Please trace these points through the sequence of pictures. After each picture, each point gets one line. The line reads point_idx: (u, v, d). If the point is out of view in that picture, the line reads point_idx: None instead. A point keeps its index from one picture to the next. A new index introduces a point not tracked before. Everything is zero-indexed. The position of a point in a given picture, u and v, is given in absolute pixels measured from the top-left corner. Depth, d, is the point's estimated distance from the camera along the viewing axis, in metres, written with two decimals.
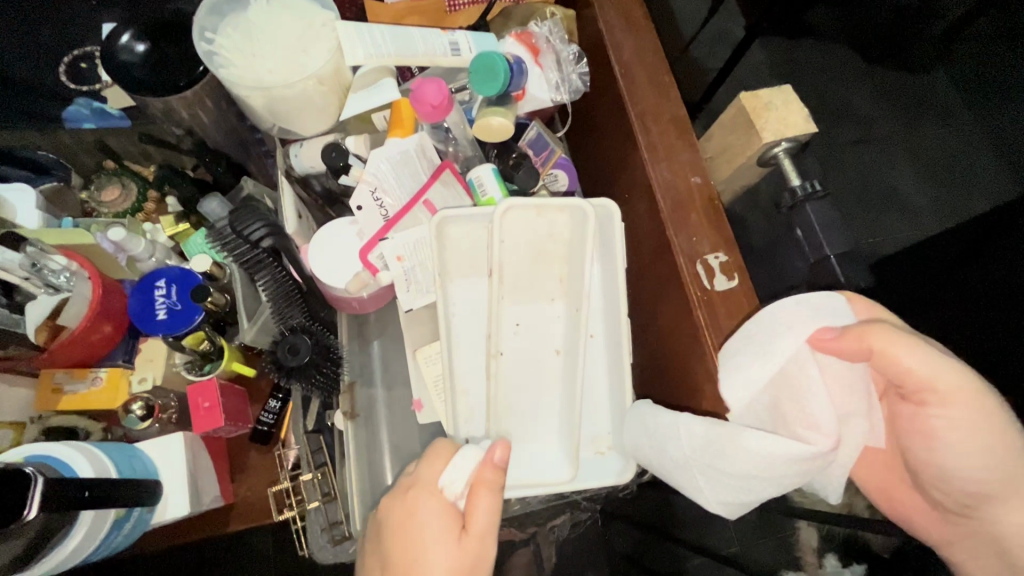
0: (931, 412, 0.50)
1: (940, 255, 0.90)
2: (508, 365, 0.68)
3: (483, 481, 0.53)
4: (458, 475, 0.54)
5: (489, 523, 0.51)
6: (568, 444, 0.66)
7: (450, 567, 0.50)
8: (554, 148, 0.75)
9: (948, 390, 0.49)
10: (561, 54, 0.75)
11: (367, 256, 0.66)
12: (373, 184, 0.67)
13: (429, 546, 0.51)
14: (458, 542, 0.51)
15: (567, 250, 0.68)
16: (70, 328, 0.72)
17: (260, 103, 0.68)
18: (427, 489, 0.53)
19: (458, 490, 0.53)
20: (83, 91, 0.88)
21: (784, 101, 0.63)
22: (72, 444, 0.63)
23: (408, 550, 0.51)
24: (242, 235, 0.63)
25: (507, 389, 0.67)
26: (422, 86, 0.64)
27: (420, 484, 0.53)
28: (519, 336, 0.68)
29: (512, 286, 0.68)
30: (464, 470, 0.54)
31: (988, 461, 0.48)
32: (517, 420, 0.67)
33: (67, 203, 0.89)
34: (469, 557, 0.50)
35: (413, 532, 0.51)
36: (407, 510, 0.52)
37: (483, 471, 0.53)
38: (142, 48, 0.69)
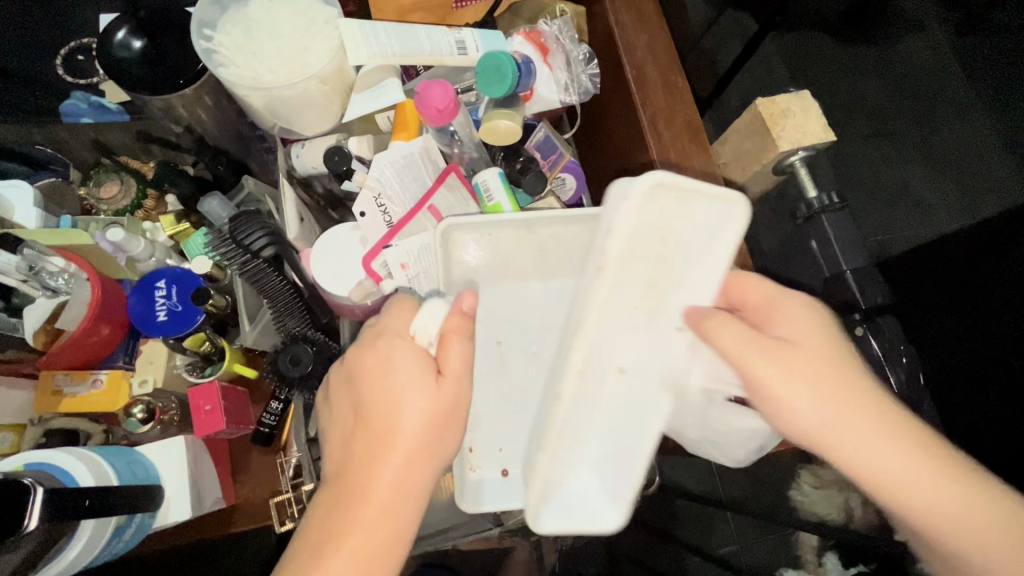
0: (768, 386, 0.47)
1: (950, 261, 0.88)
2: (574, 396, 0.54)
3: (453, 328, 0.51)
4: (431, 321, 0.51)
5: (463, 367, 0.50)
6: (615, 495, 0.58)
7: (426, 406, 0.49)
8: (563, 152, 0.73)
9: (750, 366, 0.48)
10: (570, 54, 0.73)
11: (371, 264, 0.65)
12: (376, 189, 0.65)
13: (402, 388, 0.49)
14: (433, 385, 0.49)
15: (689, 253, 0.52)
16: (69, 331, 0.71)
17: (260, 103, 0.66)
18: (397, 334, 0.51)
19: (429, 335, 0.51)
20: (82, 85, 0.86)
21: (802, 108, 0.61)
22: (70, 450, 0.62)
23: (380, 389, 0.50)
24: (242, 243, 0.61)
25: (563, 424, 0.56)
26: (427, 88, 0.62)
27: (388, 330, 0.52)
28: (595, 364, 0.54)
29: (611, 281, 0.51)
30: (434, 316, 0.52)
31: (837, 430, 0.46)
32: (565, 459, 0.58)
33: (66, 198, 0.87)
34: (447, 400, 0.50)
35: (386, 372, 0.50)
36: (376, 353, 0.51)
37: (452, 319, 0.51)
38: (139, 43, 0.67)
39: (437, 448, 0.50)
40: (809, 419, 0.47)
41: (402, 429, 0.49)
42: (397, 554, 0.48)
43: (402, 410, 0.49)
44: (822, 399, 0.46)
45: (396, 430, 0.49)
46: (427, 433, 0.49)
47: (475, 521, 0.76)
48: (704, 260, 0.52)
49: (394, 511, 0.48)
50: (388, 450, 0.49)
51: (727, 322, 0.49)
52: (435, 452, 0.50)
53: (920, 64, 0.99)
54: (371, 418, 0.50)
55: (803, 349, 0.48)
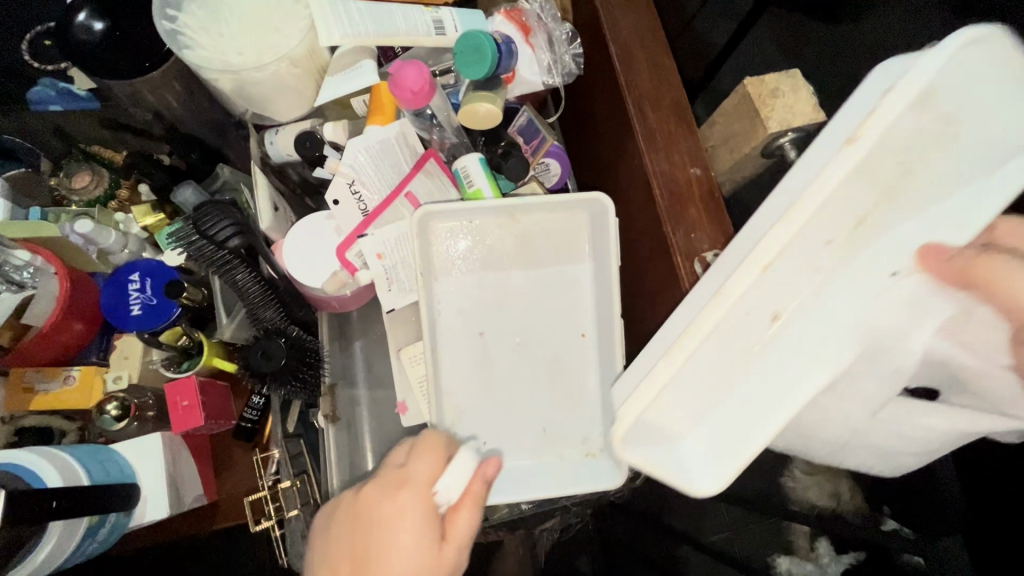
0: None
1: None
2: (762, 292, 0.41)
3: (470, 494, 0.48)
4: (454, 482, 0.47)
5: (468, 538, 0.47)
6: (722, 458, 0.46)
7: (416, 572, 0.44)
8: (546, 136, 0.70)
9: None
10: (553, 34, 0.70)
11: (345, 254, 0.63)
12: (350, 176, 0.63)
13: (402, 549, 0.44)
14: (437, 553, 0.45)
15: (941, 175, 0.44)
16: (37, 326, 0.69)
17: (229, 87, 0.63)
18: (416, 488, 0.46)
19: (450, 494, 0.47)
20: (47, 72, 0.79)
21: (792, 87, 0.59)
22: (38, 451, 0.60)
23: (380, 546, 0.45)
24: (208, 234, 0.60)
25: (721, 338, 0.42)
26: (401, 69, 0.59)
27: (415, 480, 0.47)
28: (807, 260, 0.42)
29: (880, 161, 0.38)
30: (460, 474, 0.48)
31: None
32: (697, 382, 0.44)
33: (36, 188, 0.83)
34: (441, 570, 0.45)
35: (395, 531, 0.45)
36: (389, 505, 0.46)
37: (473, 485, 0.48)
38: (100, 26, 0.62)
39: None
40: None
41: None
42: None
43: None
44: None
45: None
46: None
47: None
48: (934, 196, 0.45)
49: None
50: None
51: (1006, 262, 0.43)
52: None
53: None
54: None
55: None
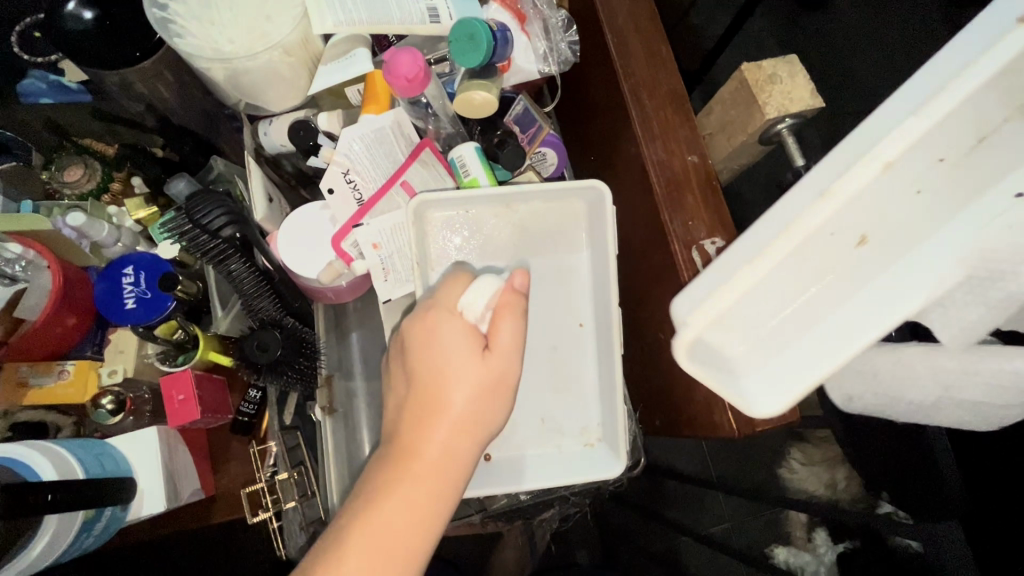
0: None
1: None
2: (867, 193, 0.39)
3: (505, 305, 0.48)
4: (478, 298, 0.49)
5: (513, 345, 0.48)
6: (790, 377, 0.44)
7: (475, 383, 0.46)
8: (542, 124, 0.69)
9: None
10: (548, 21, 0.70)
11: (340, 244, 0.62)
12: (345, 165, 0.62)
13: (454, 359, 0.47)
14: (481, 362, 0.47)
15: None
16: (30, 321, 0.68)
17: (220, 75, 0.62)
18: (450, 309, 0.49)
19: (480, 311, 0.49)
20: (38, 63, 0.79)
21: (789, 73, 0.58)
22: (32, 445, 0.60)
23: (424, 362, 0.47)
24: (200, 223, 0.59)
25: (806, 246, 0.40)
26: (396, 56, 0.58)
27: (441, 302, 0.49)
28: (911, 172, 0.40)
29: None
30: (485, 290, 0.49)
31: None
32: (766, 299, 0.43)
33: (27, 182, 0.81)
34: (494, 376, 0.47)
35: (435, 346, 0.47)
36: (424, 326, 0.48)
37: (504, 295, 0.49)
38: (89, 14, 0.61)
39: (480, 426, 0.47)
40: None
41: (447, 402, 0.46)
42: (421, 552, 0.44)
43: (449, 382, 0.46)
44: None
45: (449, 395, 0.46)
46: (477, 402, 0.47)
47: (457, 507, 0.75)
48: None
49: (443, 469, 0.45)
50: (438, 415, 0.46)
51: None
52: (481, 424, 0.47)
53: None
54: (417, 395, 0.47)
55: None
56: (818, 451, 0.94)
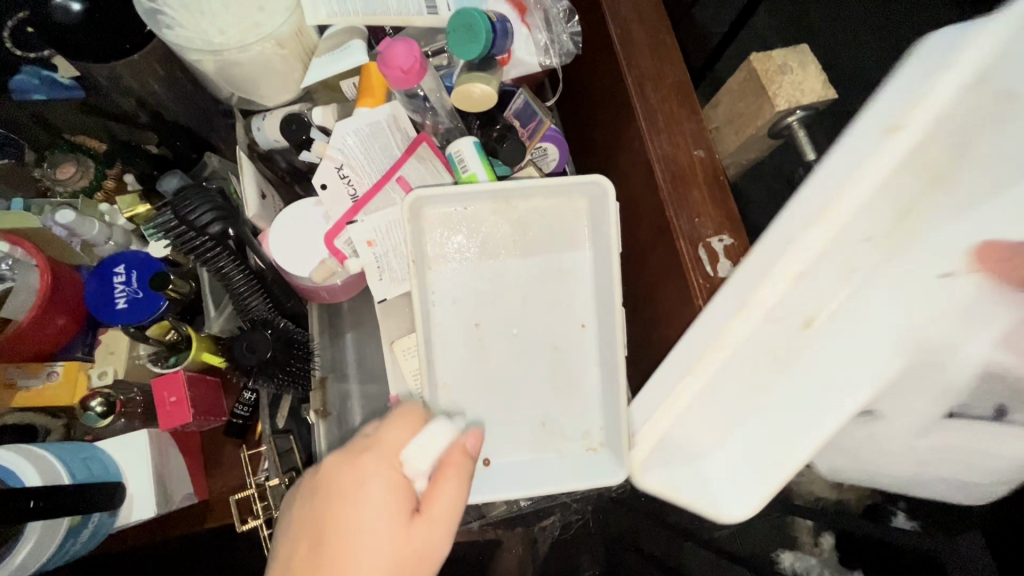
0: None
1: None
2: (786, 306, 0.45)
3: (452, 465, 0.46)
4: (423, 452, 0.46)
5: (446, 512, 0.45)
6: (760, 472, 0.49)
7: (388, 555, 0.44)
8: (543, 118, 0.67)
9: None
10: (550, 11, 0.67)
11: (334, 241, 0.60)
12: (338, 160, 0.60)
13: (370, 525, 0.44)
14: (405, 526, 0.44)
15: (976, 186, 0.43)
16: (17, 320, 0.66)
17: (211, 67, 0.61)
18: (387, 455, 0.46)
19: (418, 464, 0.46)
20: (31, 59, 0.74)
21: (800, 63, 0.56)
22: (17, 448, 0.58)
23: (341, 521, 0.45)
24: (189, 222, 0.57)
25: (737, 356, 0.47)
26: (391, 47, 0.56)
27: (382, 446, 0.46)
28: (841, 265, 0.44)
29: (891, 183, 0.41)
30: (435, 441, 0.46)
31: None
32: (720, 395, 0.50)
33: (17, 179, 0.79)
34: (408, 558, 0.44)
35: (353, 504, 0.45)
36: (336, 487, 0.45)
37: (453, 454, 0.46)
38: (78, 6, 0.58)
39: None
40: None
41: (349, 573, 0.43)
42: None
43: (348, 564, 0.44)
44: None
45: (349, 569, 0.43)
46: None
47: None
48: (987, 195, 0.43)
49: None
50: None
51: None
52: None
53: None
54: (321, 564, 0.44)
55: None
56: None
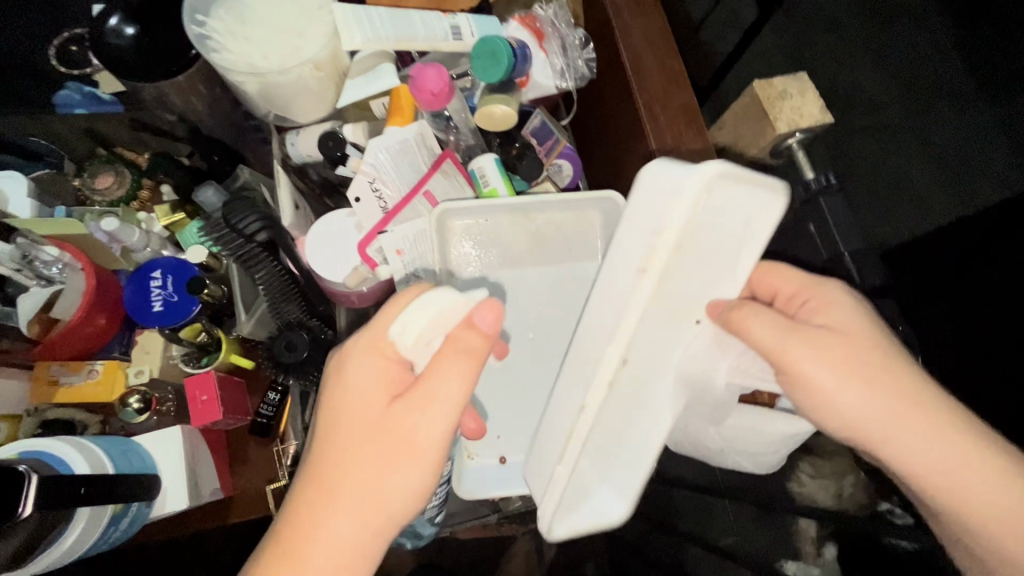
0: (799, 371, 0.50)
1: (936, 251, 0.92)
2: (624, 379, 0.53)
3: (451, 349, 0.46)
4: (407, 337, 0.48)
5: (437, 394, 0.46)
6: (623, 485, 0.59)
7: (393, 434, 0.47)
8: (559, 137, 0.72)
9: (795, 358, 0.50)
10: (566, 39, 0.72)
11: (367, 249, 0.64)
12: (371, 174, 0.65)
13: (372, 403, 0.48)
14: (398, 404, 0.47)
15: (721, 253, 0.53)
16: (65, 320, 0.71)
17: (253, 88, 0.66)
18: (374, 345, 0.49)
19: (420, 338, 0.49)
20: (75, 75, 0.89)
21: (799, 90, 0.61)
22: (66, 439, 0.61)
23: (343, 409, 0.48)
24: (238, 229, 0.61)
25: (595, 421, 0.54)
26: (422, 72, 0.61)
27: (368, 336, 0.49)
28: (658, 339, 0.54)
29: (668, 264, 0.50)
30: (417, 324, 0.48)
31: (867, 408, 0.50)
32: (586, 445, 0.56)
33: (60, 189, 0.86)
34: (410, 436, 0.47)
35: (349, 394, 0.48)
36: (341, 369, 0.49)
37: (454, 336, 0.47)
38: (131, 30, 0.66)
39: (396, 498, 0.47)
40: (858, 410, 0.50)
41: (359, 453, 0.47)
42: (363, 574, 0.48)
43: (353, 449, 0.47)
44: (843, 378, 0.50)
45: (355, 456, 0.47)
46: (390, 458, 0.47)
47: (473, 508, 0.76)
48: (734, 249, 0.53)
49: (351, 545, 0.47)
50: (346, 476, 0.47)
51: (749, 311, 0.51)
52: (400, 477, 0.47)
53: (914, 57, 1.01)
54: (334, 448, 0.48)
55: (842, 336, 0.51)
56: (830, 462, 0.85)
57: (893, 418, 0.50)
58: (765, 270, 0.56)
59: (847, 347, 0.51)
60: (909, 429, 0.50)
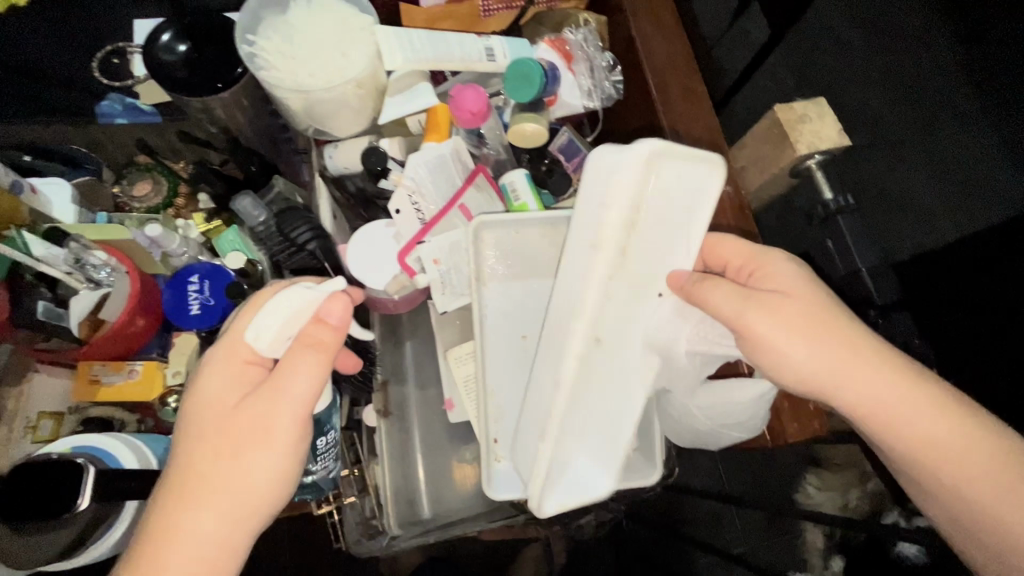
0: (755, 333, 0.51)
1: (955, 262, 0.92)
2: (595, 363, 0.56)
3: (306, 341, 0.49)
4: (261, 333, 0.49)
5: (287, 378, 0.48)
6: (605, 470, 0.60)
7: (248, 425, 0.48)
8: (586, 154, 0.74)
9: (751, 320, 0.52)
10: (594, 61, 0.76)
11: (405, 259, 0.68)
12: (410, 188, 0.68)
13: (229, 399, 0.49)
14: (251, 395, 0.48)
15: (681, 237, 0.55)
16: (110, 322, 0.74)
17: (297, 104, 0.69)
18: (231, 345, 0.50)
19: (275, 339, 0.50)
20: (115, 88, 0.88)
21: (818, 114, 0.65)
22: (117, 436, 0.64)
23: (200, 412, 0.49)
24: (288, 236, 0.66)
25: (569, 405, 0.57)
26: (461, 92, 0.65)
27: (226, 338, 0.50)
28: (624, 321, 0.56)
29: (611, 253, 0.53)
30: (268, 320, 0.50)
31: (835, 370, 0.51)
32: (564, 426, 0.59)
33: (99, 196, 0.90)
34: (262, 421, 0.48)
35: (205, 394, 0.49)
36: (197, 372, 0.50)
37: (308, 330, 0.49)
38: (183, 48, 0.71)
39: (260, 482, 0.48)
40: (815, 368, 0.51)
41: (217, 451, 0.47)
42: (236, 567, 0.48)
43: (210, 446, 0.48)
44: (797, 339, 0.51)
45: (213, 454, 0.47)
46: (247, 448, 0.48)
47: None
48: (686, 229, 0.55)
49: (221, 538, 0.47)
50: (206, 474, 0.47)
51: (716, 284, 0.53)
52: (265, 464, 0.48)
53: (923, 76, 1.04)
54: (194, 450, 0.48)
55: (796, 298, 0.52)
56: (837, 476, 0.90)
57: (866, 378, 0.50)
58: (711, 242, 0.57)
59: (803, 307, 0.52)
60: (890, 391, 0.50)
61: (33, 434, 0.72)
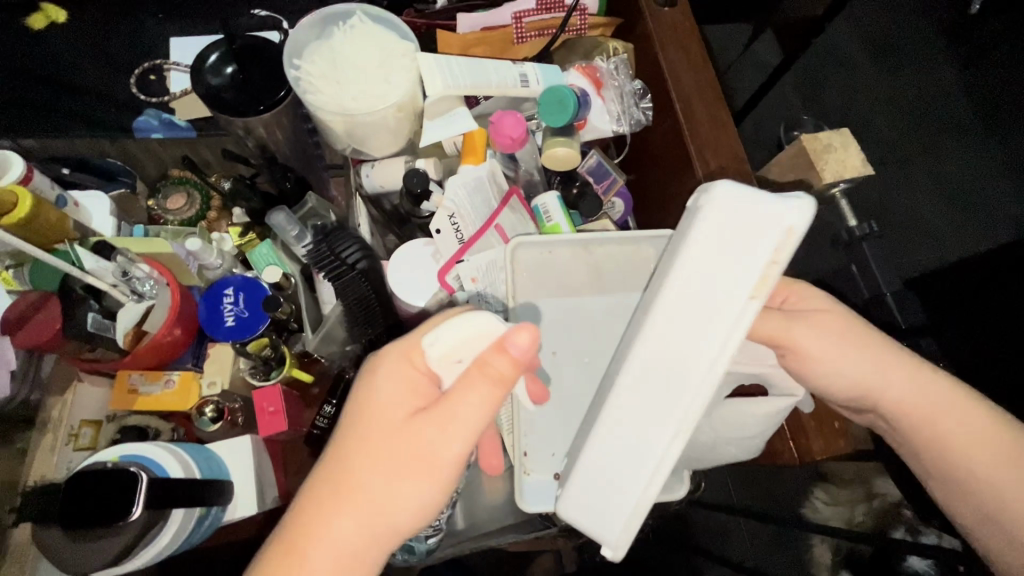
0: (802, 349, 0.54)
1: (955, 283, 0.97)
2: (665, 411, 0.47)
3: (482, 369, 0.45)
4: (443, 349, 0.47)
5: (460, 408, 0.45)
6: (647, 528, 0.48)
7: (403, 449, 0.45)
8: (615, 177, 0.78)
9: (797, 335, 0.54)
10: (623, 88, 0.79)
11: (446, 277, 0.71)
12: (451, 209, 0.71)
13: (388, 411, 0.46)
14: (413, 417, 0.46)
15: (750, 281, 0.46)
16: (152, 332, 0.76)
17: (339, 126, 0.72)
18: (406, 352, 0.48)
19: (450, 357, 0.48)
20: (154, 104, 0.93)
21: (841, 144, 0.68)
22: (160, 444, 0.66)
23: (362, 416, 0.47)
24: (337, 254, 0.68)
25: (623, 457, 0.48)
26: (502, 118, 0.68)
27: (405, 344, 0.48)
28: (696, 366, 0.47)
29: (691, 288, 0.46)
30: (449, 334, 0.48)
31: (878, 378, 0.53)
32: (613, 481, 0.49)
33: (133, 209, 0.92)
34: (427, 450, 0.45)
35: (372, 400, 0.47)
36: (370, 370, 0.48)
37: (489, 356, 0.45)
38: (230, 69, 0.74)
39: (403, 511, 0.45)
40: (859, 379, 0.53)
41: (366, 465, 0.45)
42: None
43: (373, 459, 0.45)
44: (840, 344, 0.54)
45: (365, 467, 0.45)
46: (400, 471, 0.45)
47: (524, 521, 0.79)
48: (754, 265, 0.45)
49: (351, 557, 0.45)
50: (351, 485, 0.45)
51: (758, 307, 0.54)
52: (412, 492, 0.45)
53: (924, 102, 1.09)
54: (350, 453, 0.46)
55: (830, 312, 0.55)
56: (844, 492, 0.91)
57: (909, 381, 0.53)
58: None
59: (841, 320, 0.54)
60: (932, 395, 0.53)
61: (74, 442, 0.77)
